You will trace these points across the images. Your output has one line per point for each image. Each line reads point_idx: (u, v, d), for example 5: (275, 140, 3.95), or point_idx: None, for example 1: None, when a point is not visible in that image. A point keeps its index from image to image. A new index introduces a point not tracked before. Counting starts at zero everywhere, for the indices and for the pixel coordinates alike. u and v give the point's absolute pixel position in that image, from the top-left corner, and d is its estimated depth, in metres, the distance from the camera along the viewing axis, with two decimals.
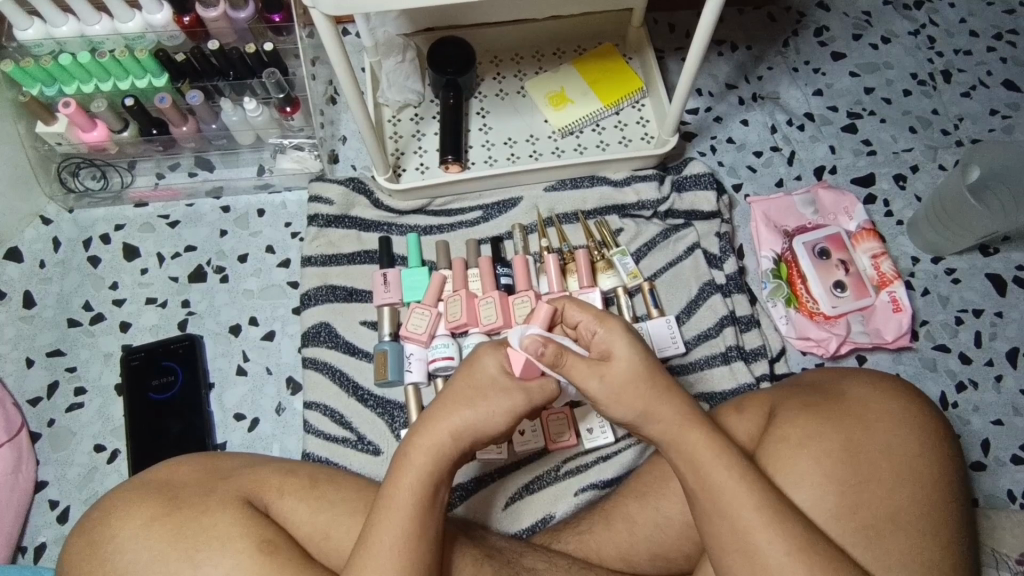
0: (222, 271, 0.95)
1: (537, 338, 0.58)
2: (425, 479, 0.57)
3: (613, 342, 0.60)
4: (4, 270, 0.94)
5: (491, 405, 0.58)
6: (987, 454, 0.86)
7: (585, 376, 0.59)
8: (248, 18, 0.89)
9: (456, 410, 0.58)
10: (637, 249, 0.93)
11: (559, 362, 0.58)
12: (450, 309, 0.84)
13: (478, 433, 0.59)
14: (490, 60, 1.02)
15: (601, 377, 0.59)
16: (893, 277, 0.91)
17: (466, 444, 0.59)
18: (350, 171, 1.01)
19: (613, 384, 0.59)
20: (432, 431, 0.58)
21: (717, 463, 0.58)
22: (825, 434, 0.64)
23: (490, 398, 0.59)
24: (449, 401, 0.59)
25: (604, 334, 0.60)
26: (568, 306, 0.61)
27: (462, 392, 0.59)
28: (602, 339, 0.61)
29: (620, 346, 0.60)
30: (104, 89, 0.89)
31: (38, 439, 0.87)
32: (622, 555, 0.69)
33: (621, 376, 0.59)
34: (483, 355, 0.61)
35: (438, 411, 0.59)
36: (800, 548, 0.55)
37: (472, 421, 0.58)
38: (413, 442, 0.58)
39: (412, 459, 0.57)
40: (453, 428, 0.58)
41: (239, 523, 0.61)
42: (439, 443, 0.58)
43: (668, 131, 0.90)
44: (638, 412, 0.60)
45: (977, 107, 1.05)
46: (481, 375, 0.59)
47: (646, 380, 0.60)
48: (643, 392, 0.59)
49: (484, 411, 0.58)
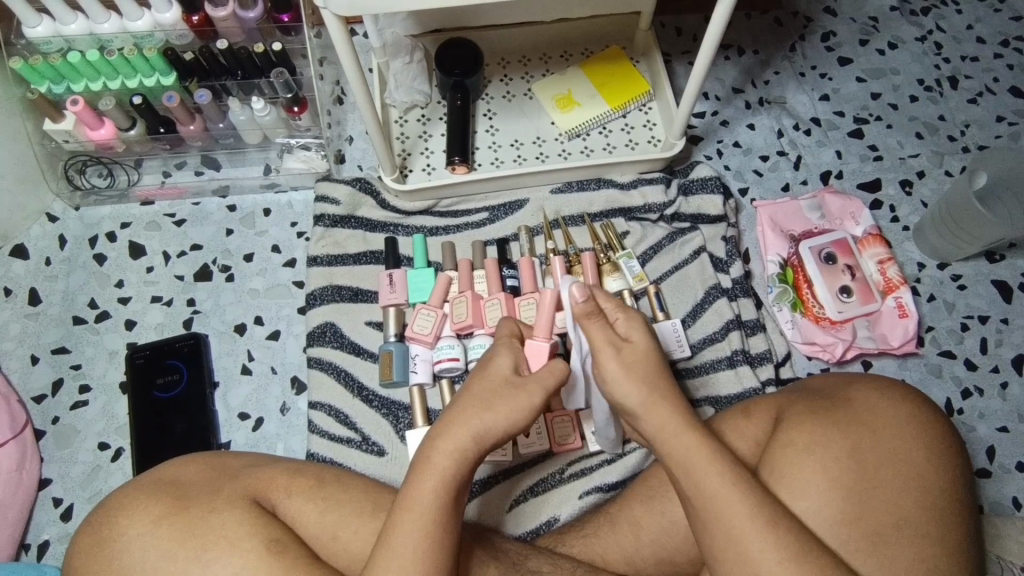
0: (228, 270, 0.95)
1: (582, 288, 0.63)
2: (449, 484, 0.57)
3: (632, 329, 0.64)
4: (10, 266, 0.95)
5: (507, 408, 0.59)
6: (992, 462, 0.86)
7: (602, 345, 0.62)
8: (257, 17, 0.88)
9: (476, 415, 0.59)
10: (643, 252, 0.93)
11: (589, 319, 0.63)
12: (456, 310, 0.83)
13: (498, 435, 0.59)
14: (498, 62, 1.02)
15: (616, 348, 0.62)
16: (899, 283, 0.91)
17: (486, 448, 0.59)
18: (356, 171, 1.01)
19: (627, 361, 0.62)
20: (453, 432, 0.58)
21: (711, 470, 0.58)
22: (831, 441, 0.64)
23: (507, 400, 0.59)
24: (464, 406, 0.59)
25: (625, 321, 0.64)
26: (595, 290, 0.66)
27: (478, 395, 0.60)
28: (624, 325, 0.64)
29: (636, 334, 0.64)
30: (112, 87, 0.89)
31: (43, 437, 0.86)
32: (628, 559, 0.68)
33: (636, 357, 0.62)
34: (496, 355, 0.63)
35: (456, 414, 0.59)
36: (794, 557, 0.55)
37: (490, 424, 0.59)
38: (434, 446, 0.58)
39: (434, 463, 0.57)
40: (474, 431, 0.58)
41: (246, 522, 0.61)
42: (462, 448, 0.58)
43: (674, 134, 0.89)
44: (640, 398, 0.61)
45: (984, 113, 1.05)
46: (496, 377, 0.61)
47: (655, 365, 0.63)
48: (648, 380, 0.61)
49: (503, 416, 0.59)
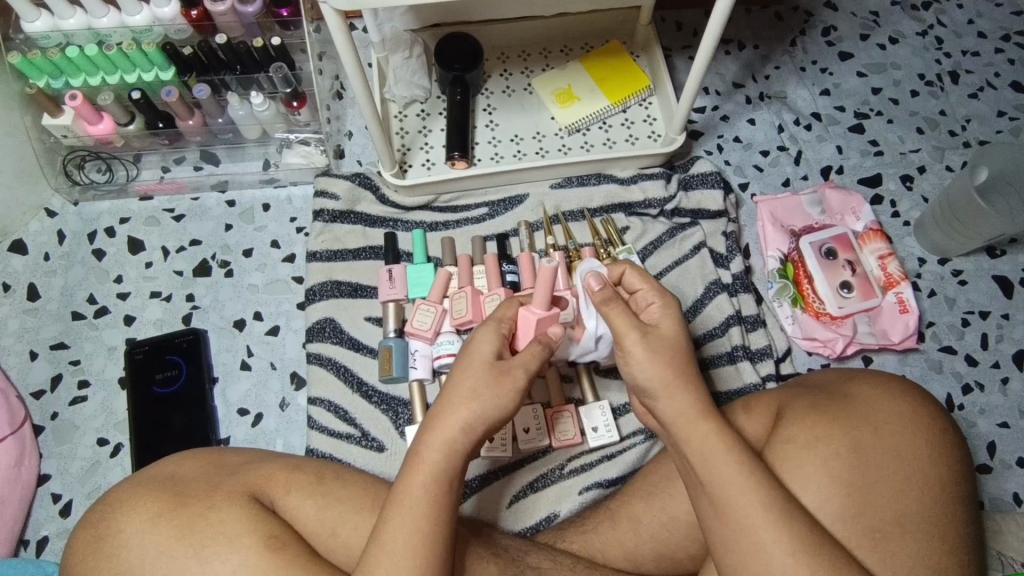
0: (227, 266, 0.94)
1: (599, 276, 0.63)
2: (439, 478, 0.56)
3: (664, 315, 0.63)
4: (9, 262, 0.94)
5: (496, 394, 0.58)
6: (992, 457, 0.86)
7: (627, 330, 0.61)
8: (257, 12, 0.88)
9: (464, 406, 0.58)
10: (644, 247, 0.92)
11: (608, 305, 0.61)
12: (456, 306, 0.81)
13: (487, 423, 0.58)
14: (498, 57, 1.02)
15: (643, 334, 0.61)
16: (900, 278, 0.91)
17: (476, 439, 0.59)
18: (355, 166, 1.00)
19: (653, 345, 0.60)
20: (442, 425, 0.58)
21: (725, 459, 0.58)
22: (834, 435, 0.64)
23: (495, 388, 0.58)
24: (453, 397, 0.58)
25: (658, 306, 0.63)
26: (629, 271, 0.65)
27: (467, 385, 0.59)
28: (655, 311, 0.63)
29: (667, 320, 0.63)
30: (110, 82, 0.88)
31: (42, 432, 0.86)
32: (628, 555, 0.69)
33: (663, 341, 0.61)
34: (482, 340, 0.61)
35: (447, 406, 0.58)
36: (804, 550, 0.55)
37: (481, 412, 0.58)
38: (425, 441, 0.58)
39: (424, 457, 0.57)
40: (465, 423, 0.58)
41: (245, 518, 0.61)
42: (451, 443, 0.57)
43: (675, 130, 0.89)
44: (655, 382, 0.60)
45: (985, 108, 1.05)
46: (477, 360, 0.60)
47: (680, 354, 0.61)
48: (673, 363, 0.60)
49: (492, 403, 0.58)
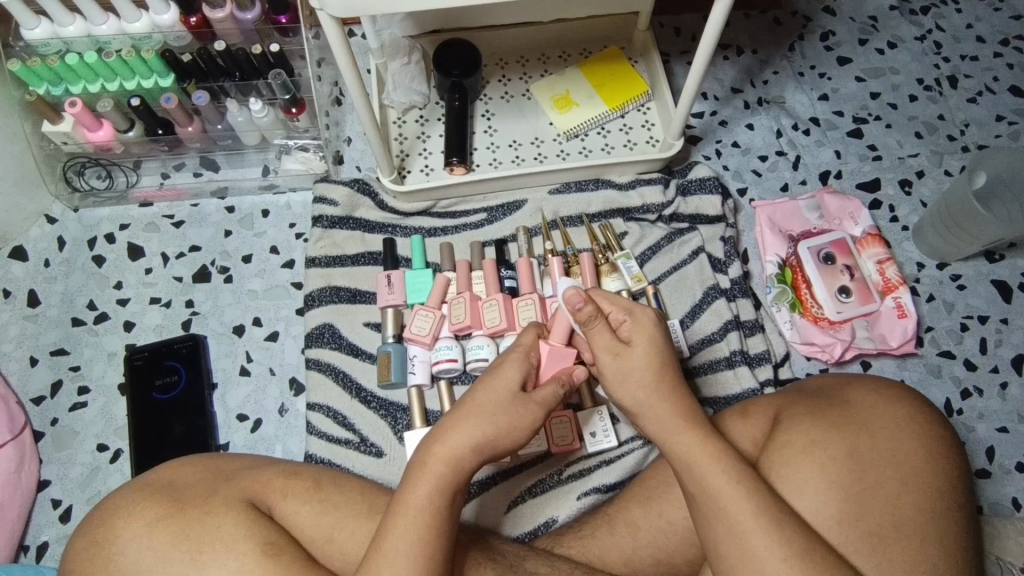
0: (226, 271, 0.95)
1: (581, 293, 0.62)
2: (441, 490, 0.57)
3: (635, 332, 0.63)
4: (9, 268, 0.95)
5: (512, 422, 0.60)
6: (991, 462, 0.85)
7: (603, 349, 0.63)
8: (255, 18, 0.88)
9: (478, 428, 0.59)
10: (642, 253, 0.93)
11: (590, 324, 0.63)
12: (455, 311, 0.84)
13: (496, 448, 0.60)
14: (496, 62, 1.02)
15: (615, 355, 0.62)
16: (898, 283, 0.91)
17: (481, 460, 0.60)
18: (354, 171, 1.01)
19: (625, 364, 0.62)
20: (450, 440, 0.58)
21: (715, 468, 0.58)
22: (829, 440, 0.64)
23: (508, 415, 0.60)
24: (461, 416, 0.60)
25: (630, 324, 0.63)
26: (594, 293, 0.65)
27: (481, 406, 0.60)
28: (628, 328, 0.64)
29: (640, 336, 0.63)
30: (110, 89, 0.89)
31: (41, 438, 0.87)
32: (626, 560, 0.68)
33: (633, 364, 0.62)
34: (509, 366, 0.63)
35: (455, 421, 0.59)
36: (799, 555, 0.55)
37: (493, 437, 0.59)
38: (434, 451, 0.58)
39: (429, 467, 0.57)
40: (474, 440, 0.59)
41: (242, 524, 0.61)
42: (458, 457, 0.58)
43: (674, 134, 0.89)
44: (639, 401, 0.62)
45: (984, 112, 1.05)
46: (501, 387, 0.61)
47: (654, 377, 0.61)
48: (649, 387, 0.61)
49: (507, 430, 0.60)
